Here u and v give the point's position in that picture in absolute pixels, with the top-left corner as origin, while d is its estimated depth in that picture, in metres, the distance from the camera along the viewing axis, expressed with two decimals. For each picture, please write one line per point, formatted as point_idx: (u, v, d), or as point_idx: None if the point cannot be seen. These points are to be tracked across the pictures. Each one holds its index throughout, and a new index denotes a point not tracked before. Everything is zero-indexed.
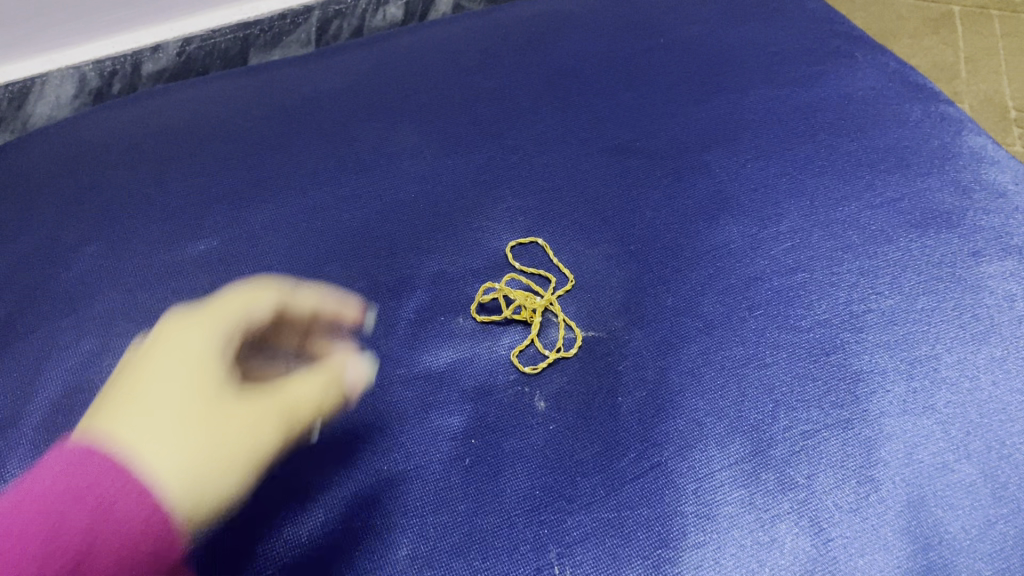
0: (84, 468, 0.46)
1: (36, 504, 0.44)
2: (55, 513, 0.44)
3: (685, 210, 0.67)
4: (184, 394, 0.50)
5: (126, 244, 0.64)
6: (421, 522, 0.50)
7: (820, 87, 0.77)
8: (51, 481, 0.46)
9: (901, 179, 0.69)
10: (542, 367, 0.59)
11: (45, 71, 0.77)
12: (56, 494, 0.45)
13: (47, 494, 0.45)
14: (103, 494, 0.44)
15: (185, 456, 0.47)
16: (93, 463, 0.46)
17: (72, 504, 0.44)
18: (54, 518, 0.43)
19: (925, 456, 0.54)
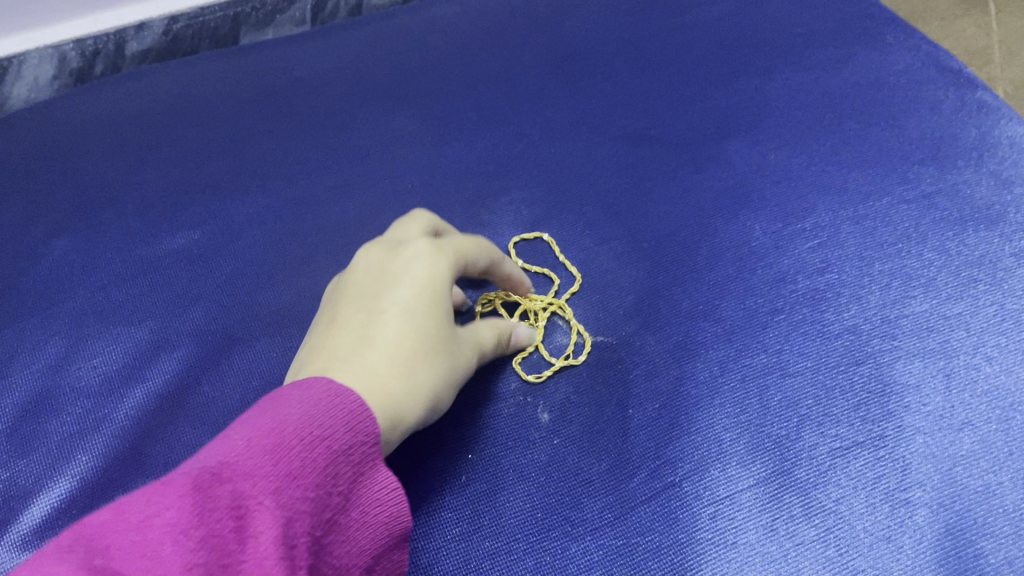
0: (317, 424, 0.37)
1: (258, 430, 0.36)
2: (310, 438, 0.37)
3: (702, 204, 0.63)
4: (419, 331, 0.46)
5: (103, 236, 0.60)
6: (411, 548, 0.46)
7: (848, 71, 0.72)
8: (298, 407, 0.38)
9: (936, 171, 0.64)
10: (546, 376, 0.54)
11: (22, 51, 0.72)
12: (276, 444, 0.36)
13: (289, 419, 0.37)
14: (369, 431, 0.39)
15: (414, 367, 0.44)
16: (296, 400, 0.38)
17: (344, 430, 0.38)
18: (330, 456, 0.37)
19: (964, 478, 0.49)
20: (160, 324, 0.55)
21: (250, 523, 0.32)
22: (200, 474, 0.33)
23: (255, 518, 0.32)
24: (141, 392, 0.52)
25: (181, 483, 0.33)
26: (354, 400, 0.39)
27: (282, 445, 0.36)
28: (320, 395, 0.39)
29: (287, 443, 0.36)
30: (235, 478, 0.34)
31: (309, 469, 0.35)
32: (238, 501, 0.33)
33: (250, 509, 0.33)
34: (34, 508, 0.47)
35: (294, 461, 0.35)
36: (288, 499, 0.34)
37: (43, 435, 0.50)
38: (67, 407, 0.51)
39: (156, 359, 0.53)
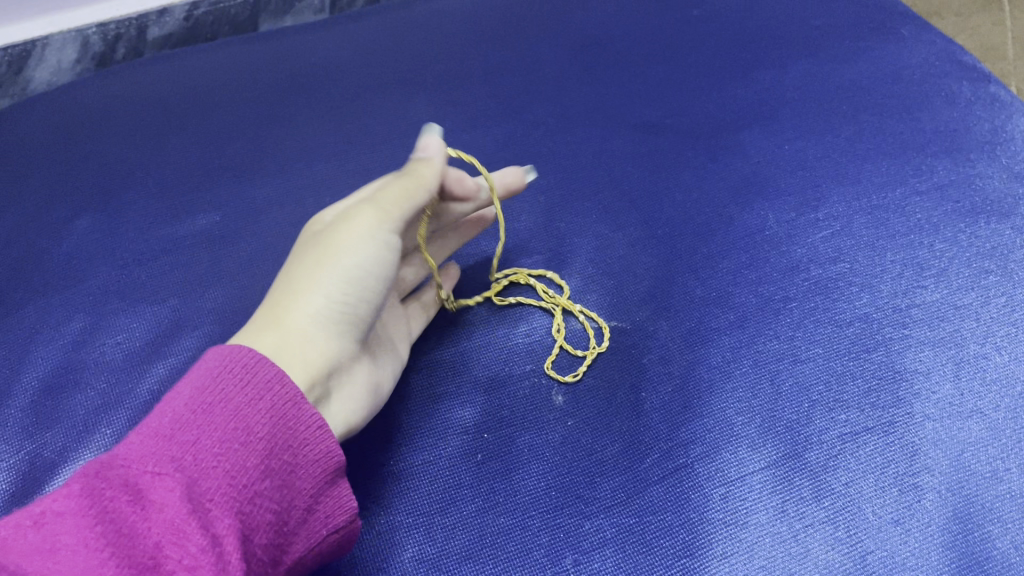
0: (209, 394, 0.41)
1: (155, 413, 0.40)
2: (203, 408, 0.40)
3: (716, 192, 0.63)
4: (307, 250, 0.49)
5: (125, 217, 0.61)
6: (428, 522, 0.47)
7: (862, 64, 0.72)
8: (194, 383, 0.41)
9: (950, 163, 0.65)
10: (582, 372, 0.54)
11: (46, 34, 0.73)
12: (173, 421, 0.39)
13: (183, 396, 0.41)
14: (269, 377, 0.42)
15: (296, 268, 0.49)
16: (193, 376, 0.42)
17: (239, 388, 0.41)
18: (229, 417, 0.40)
19: (972, 463, 0.50)
20: (182, 303, 0.56)
21: (147, 494, 0.37)
22: (99, 462, 0.38)
23: (150, 490, 0.37)
24: (164, 368, 0.53)
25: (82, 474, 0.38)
26: (247, 357, 0.42)
27: (177, 421, 0.39)
28: (215, 363, 0.42)
29: (180, 419, 0.40)
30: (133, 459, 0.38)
31: (209, 434, 0.39)
32: (136, 479, 0.37)
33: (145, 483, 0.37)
34: (60, 479, 0.48)
35: (189, 434, 0.39)
36: (184, 465, 0.38)
37: (67, 409, 0.51)
38: (92, 382, 0.52)
39: (178, 337, 0.54)
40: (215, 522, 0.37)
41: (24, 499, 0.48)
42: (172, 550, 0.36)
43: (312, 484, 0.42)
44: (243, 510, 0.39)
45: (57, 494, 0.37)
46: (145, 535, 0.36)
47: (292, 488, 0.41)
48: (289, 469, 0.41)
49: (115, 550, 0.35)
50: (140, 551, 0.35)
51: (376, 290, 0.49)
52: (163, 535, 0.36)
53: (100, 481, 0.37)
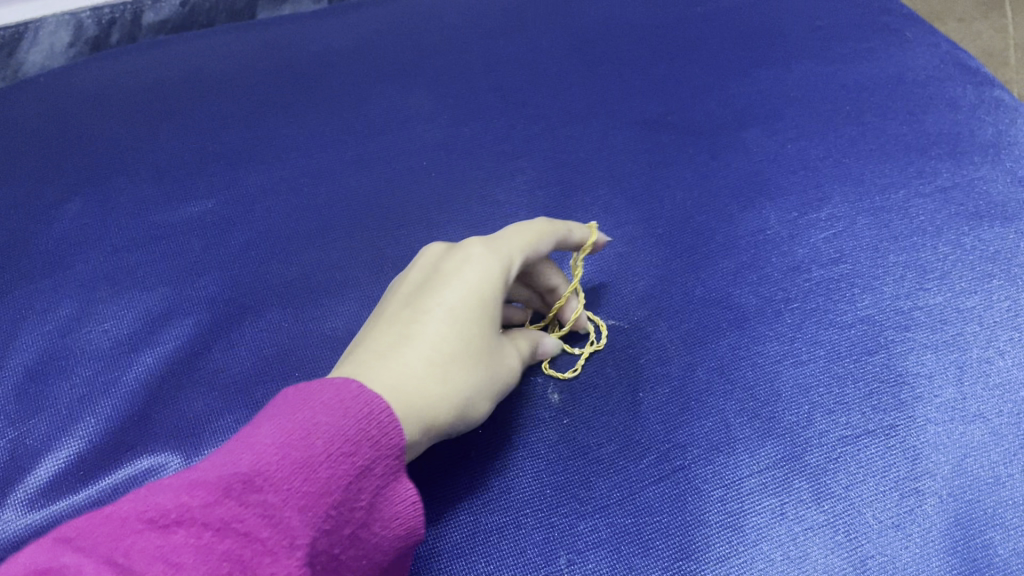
0: (346, 442, 0.37)
1: (288, 433, 0.36)
2: (339, 455, 0.37)
3: (718, 190, 0.62)
4: (463, 330, 0.46)
5: (116, 203, 0.60)
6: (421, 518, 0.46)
7: (865, 65, 0.72)
8: (329, 420, 0.37)
9: (953, 166, 0.64)
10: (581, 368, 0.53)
11: (39, 16, 0.72)
12: (307, 457, 0.36)
13: (328, 427, 0.37)
14: (396, 444, 0.39)
15: (445, 343, 0.45)
16: (330, 403, 0.38)
17: (370, 449, 0.38)
18: (356, 474, 0.37)
19: (974, 469, 0.49)
20: (172, 291, 0.55)
21: (274, 538, 0.33)
22: (235, 478, 0.34)
23: (276, 532, 0.33)
24: (152, 356, 0.52)
25: (211, 486, 0.33)
26: (389, 415, 0.39)
27: (312, 459, 0.36)
28: (358, 403, 0.38)
29: (317, 460, 0.36)
30: (267, 487, 0.34)
31: (336, 484, 0.36)
32: (267, 513, 0.33)
33: (275, 523, 0.33)
34: (41, 468, 0.47)
35: (321, 476, 0.36)
36: (311, 520, 0.34)
37: (52, 396, 0.50)
38: (77, 369, 0.51)
39: (167, 325, 0.53)
40: None
41: (4, 488, 0.46)
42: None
43: (384, 557, 0.39)
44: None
45: (179, 502, 0.33)
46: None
47: (369, 558, 0.38)
48: (372, 541, 0.38)
49: None
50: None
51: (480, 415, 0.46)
52: None
53: (235, 505, 0.33)
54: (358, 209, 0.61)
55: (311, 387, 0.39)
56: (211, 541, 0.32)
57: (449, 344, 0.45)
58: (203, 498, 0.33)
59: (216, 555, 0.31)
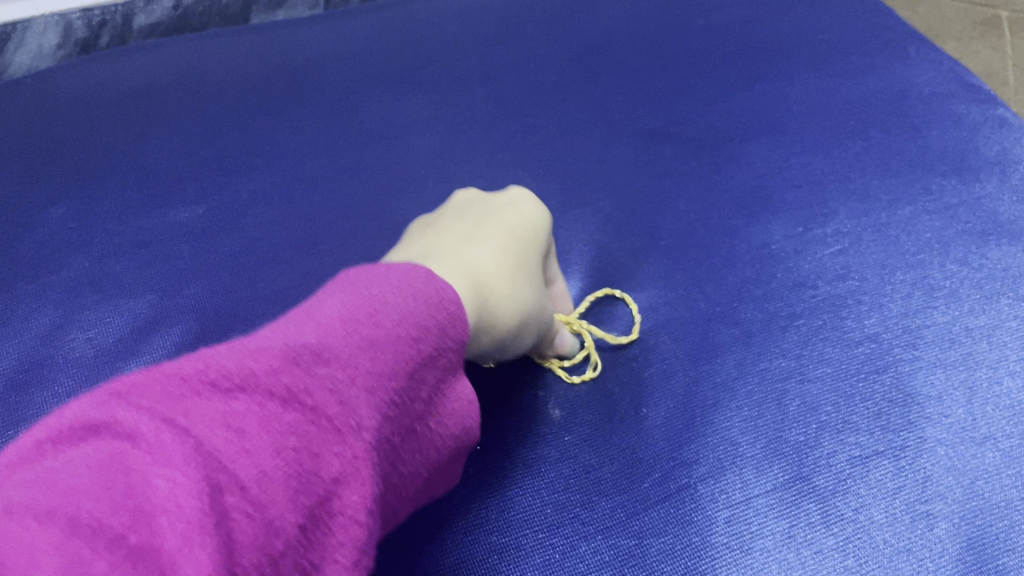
0: (410, 326, 0.35)
1: (355, 309, 0.34)
2: (407, 338, 0.35)
3: (720, 204, 0.61)
4: (521, 249, 0.48)
5: (102, 207, 0.58)
6: (410, 531, 0.44)
7: (868, 81, 0.71)
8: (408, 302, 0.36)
9: (958, 183, 0.63)
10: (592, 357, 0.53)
11: (26, 17, 0.71)
12: (373, 337, 0.34)
13: (394, 308, 0.35)
14: (460, 337, 0.38)
15: (510, 253, 0.47)
16: (401, 284, 0.36)
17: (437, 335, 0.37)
18: (419, 360, 0.35)
19: (985, 493, 0.47)
20: (159, 299, 0.53)
21: (342, 415, 0.31)
22: (301, 348, 0.31)
23: (343, 411, 0.31)
24: (138, 366, 0.50)
25: (279, 353, 0.31)
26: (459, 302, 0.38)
27: (379, 338, 0.34)
28: (426, 287, 0.37)
29: (383, 341, 0.34)
30: (333, 361, 0.32)
31: (402, 367, 0.34)
32: (335, 387, 0.31)
33: (342, 401, 0.31)
34: None
35: (387, 357, 0.34)
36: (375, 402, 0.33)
37: (30, 408, 0.48)
38: (58, 379, 0.49)
39: (154, 334, 0.51)
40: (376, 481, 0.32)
41: None
42: (346, 491, 0.30)
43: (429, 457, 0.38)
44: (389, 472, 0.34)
45: (243, 366, 0.30)
46: (329, 464, 0.30)
47: (416, 454, 0.37)
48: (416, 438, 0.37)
49: (297, 472, 0.29)
50: (319, 480, 0.29)
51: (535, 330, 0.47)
52: (352, 476, 0.30)
53: (302, 374, 0.31)
54: (353, 217, 0.59)
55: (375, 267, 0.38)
56: (276, 413, 0.30)
57: (514, 256, 0.47)
58: (268, 365, 0.30)
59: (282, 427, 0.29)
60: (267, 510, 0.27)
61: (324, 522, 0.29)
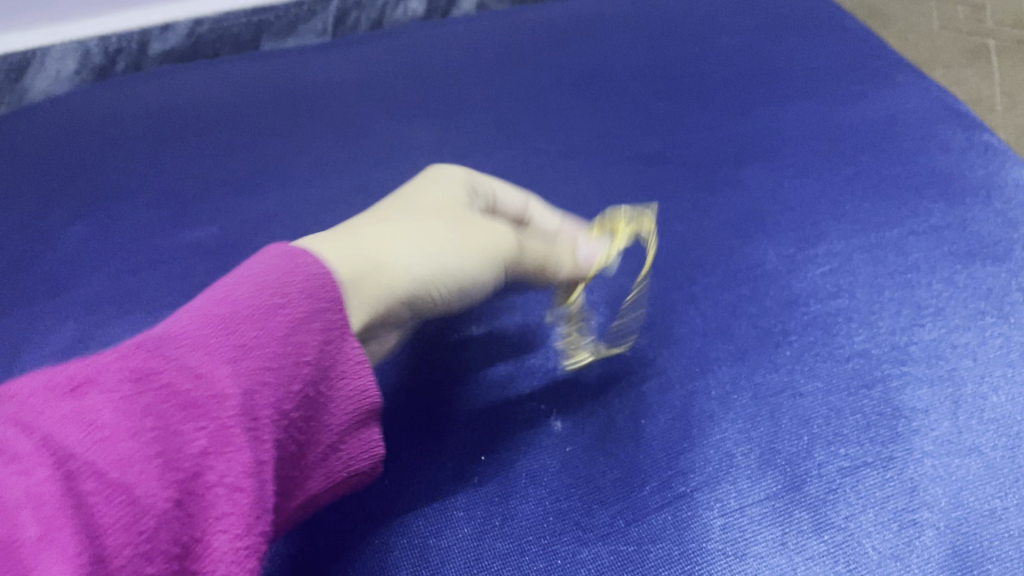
0: (270, 298, 0.36)
1: (206, 300, 0.35)
2: (267, 309, 0.36)
3: (716, 225, 0.64)
4: (427, 211, 0.47)
5: (120, 228, 0.60)
6: (404, 535, 0.46)
7: (858, 108, 0.74)
8: (260, 281, 0.37)
9: (946, 206, 0.66)
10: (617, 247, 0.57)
11: (46, 44, 0.74)
12: (227, 315, 0.35)
13: (247, 286, 0.36)
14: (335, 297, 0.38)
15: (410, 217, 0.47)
16: (258, 266, 0.37)
17: (304, 300, 0.37)
18: (291, 327, 0.36)
19: (970, 502, 0.49)
20: (175, 314, 0.55)
21: (199, 389, 0.32)
22: (148, 342, 0.33)
23: (200, 386, 0.32)
24: None
25: (125, 351, 0.32)
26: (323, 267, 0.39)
27: (236, 315, 0.35)
28: (282, 262, 0.38)
29: (238, 316, 0.35)
30: (182, 346, 0.33)
31: (271, 337, 0.35)
32: (192, 368, 0.33)
33: (200, 378, 0.32)
34: None
35: (249, 331, 0.35)
36: (240, 372, 0.33)
37: None
38: None
39: None
40: (261, 447, 0.33)
41: None
42: (217, 462, 0.31)
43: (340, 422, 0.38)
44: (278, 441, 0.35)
45: (87, 367, 0.31)
46: (199, 438, 0.31)
47: (319, 425, 0.37)
48: (320, 406, 0.37)
49: (159, 448, 0.30)
50: (187, 456, 0.30)
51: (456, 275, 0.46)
52: (217, 444, 0.31)
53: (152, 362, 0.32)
54: None
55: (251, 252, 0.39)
56: (134, 397, 0.31)
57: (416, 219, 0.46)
58: (118, 359, 0.32)
59: (139, 409, 0.31)
60: (131, 488, 0.28)
61: (199, 495, 0.30)
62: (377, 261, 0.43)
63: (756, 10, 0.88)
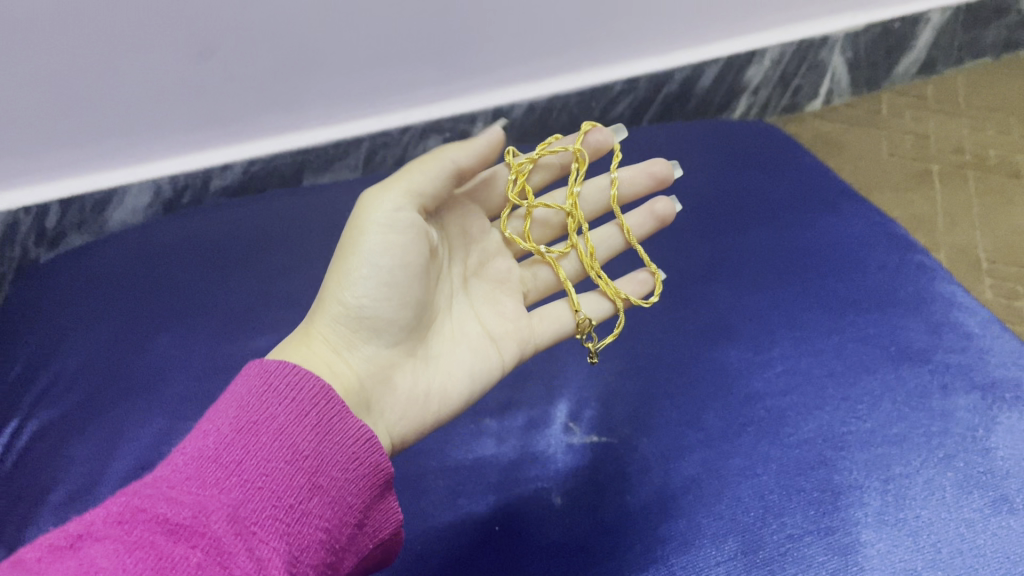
0: (249, 419, 0.49)
1: (197, 442, 0.48)
2: (247, 430, 0.48)
3: (688, 334, 0.77)
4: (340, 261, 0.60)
5: (194, 338, 0.74)
6: None
7: (806, 233, 0.89)
8: (236, 410, 0.49)
9: (880, 316, 0.79)
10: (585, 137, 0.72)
11: (126, 183, 0.92)
12: (215, 448, 0.47)
13: (228, 422, 0.49)
14: (306, 399, 0.51)
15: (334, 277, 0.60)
16: (236, 399, 0.50)
17: (281, 410, 0.50)
18: (273, 435, 0.48)
19: (895, 562, 0.60)
20: None
21: (197, 505, 0.44)
22: (149, 489, 0.45)
23: (194, 506, 0.43)
24: None
25: (124, 502, 0.44)
26: (287, 380, 0.51)
27: (221, 445, 0.47)
28: (251, 389, 0.51)
29: (225, 443, 0.48)
30: (179, 484, 0.45)
31: (257, 450, 0.48)
32: (188, 497, 0.44)
33: (193, 501, 0.44)
34: None
35: (234, 455, 0.47)
36: (233, 487, 0.46)
37: None
38: None
39: None
40: (264, 535, 0.44)
41: None
42: (215, 563, 0.41)
43: (355, 501, 0.50)
44: (292, 526, 0.46)
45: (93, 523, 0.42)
46: (191, 545, 0.41)
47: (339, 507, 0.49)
48: (332, 490, 0.48)
49: (156, 564, 0.40)
50: (187, 561, 0.41)
51: (393, 282, 0.57)
52: (217, 543, 0.42)
53: (149, 502, 0.44)
54: None
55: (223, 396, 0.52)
56: (126, 536, 0.41)
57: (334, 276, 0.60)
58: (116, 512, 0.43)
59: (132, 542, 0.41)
60: None
61: None
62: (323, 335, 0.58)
63: (723, 148, 1.04)
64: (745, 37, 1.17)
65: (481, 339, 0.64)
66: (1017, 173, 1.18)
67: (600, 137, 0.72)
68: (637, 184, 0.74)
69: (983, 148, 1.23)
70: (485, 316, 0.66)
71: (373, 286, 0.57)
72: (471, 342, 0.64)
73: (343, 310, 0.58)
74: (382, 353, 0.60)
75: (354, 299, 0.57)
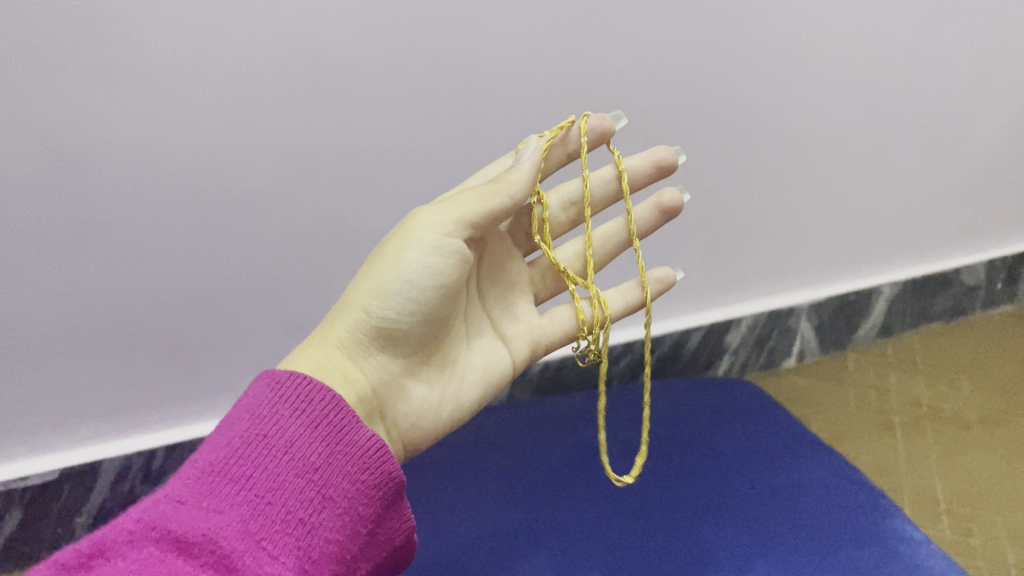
0: (263, 434, 0.63)
1: (216, 450, 0.62)
2: (263, 443, 0.62)
3: (680, 560, 0.93)
4: (364, 270, 0.76)
5: None
6: None
7: (777, 476, 1.07)
8: (251, 423, 0.64)
9: (840, 548, 0.94)
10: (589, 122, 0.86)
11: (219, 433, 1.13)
12: (231, 459, 0.61)
13: (245, 435, 0.63)
14: (314, 417, 0.65)
15: (356, 282, 0.76)
16: (253, 409, 0.65)
17: (293, 426, 0.64)
18: (285, 449, 0.63)
19: None
20: None
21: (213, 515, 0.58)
22: (172, 494, 0.59)
23: (205, 516, 0.57)
24: None
25: (151, 510, 0.58)
26: (298, 398, 0.65)
27: (238, 457, 0.61)
28: (266, 403, 0.65)
29: (240, 455, 0.61)
30: (196, 493, 0.59)
31: (270, 466, 0.61)
32: (202, 507, 0.58)
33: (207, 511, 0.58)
34: None
35: (248, 468, 0.61)
36: (245, 499, 0.59)
37: None
38: None
39: None
40: (270, 540, 0.58)
41: None
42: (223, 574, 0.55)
43: (358, 510, 0.64)
44: (301, 531, 0.60)
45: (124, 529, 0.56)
46: (202, 555, 0.55)
47: (344, 514, 0.63)
48: (336, 501, 0.63)
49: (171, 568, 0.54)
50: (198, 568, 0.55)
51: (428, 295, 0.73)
52: (224, 549, 0.56)
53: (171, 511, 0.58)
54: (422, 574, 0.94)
55: (242, 399, 0.67)
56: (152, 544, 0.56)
57: (358, 281, 0.75)
58: (146, 519, 0.57)
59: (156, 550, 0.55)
60: None
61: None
62: (345, 334, 0.75)
63: (707, 405, 1.25)
64: (722, 309, 1.42)
65: (494, 348, 0.86)
66: (967, 424, 1.37)
67: (599, 124, 0.86)
68: (643, 171, 0.90)
69: (939, 403, 1.43)
70: (500, 327, 0.87)
71: (401, 299, 0.72)
72: (486, 353, 0.85)
73: (368, 316, 0.74)
74: (401, 361, 0.78)
75: (380, 311, 0.73)
